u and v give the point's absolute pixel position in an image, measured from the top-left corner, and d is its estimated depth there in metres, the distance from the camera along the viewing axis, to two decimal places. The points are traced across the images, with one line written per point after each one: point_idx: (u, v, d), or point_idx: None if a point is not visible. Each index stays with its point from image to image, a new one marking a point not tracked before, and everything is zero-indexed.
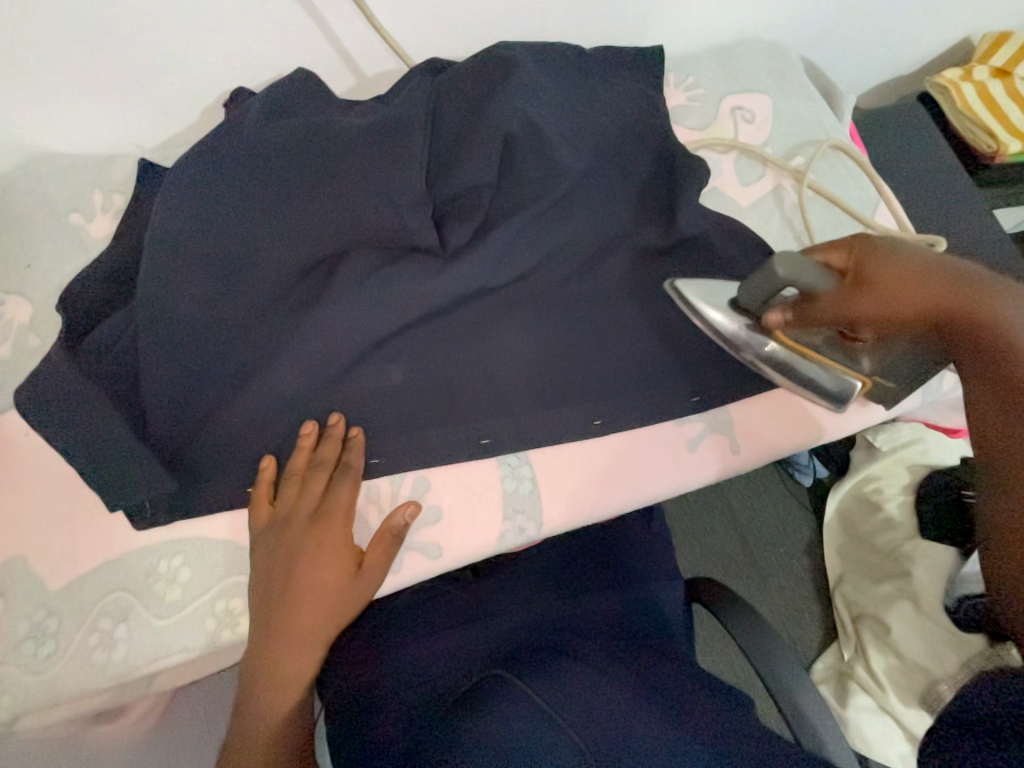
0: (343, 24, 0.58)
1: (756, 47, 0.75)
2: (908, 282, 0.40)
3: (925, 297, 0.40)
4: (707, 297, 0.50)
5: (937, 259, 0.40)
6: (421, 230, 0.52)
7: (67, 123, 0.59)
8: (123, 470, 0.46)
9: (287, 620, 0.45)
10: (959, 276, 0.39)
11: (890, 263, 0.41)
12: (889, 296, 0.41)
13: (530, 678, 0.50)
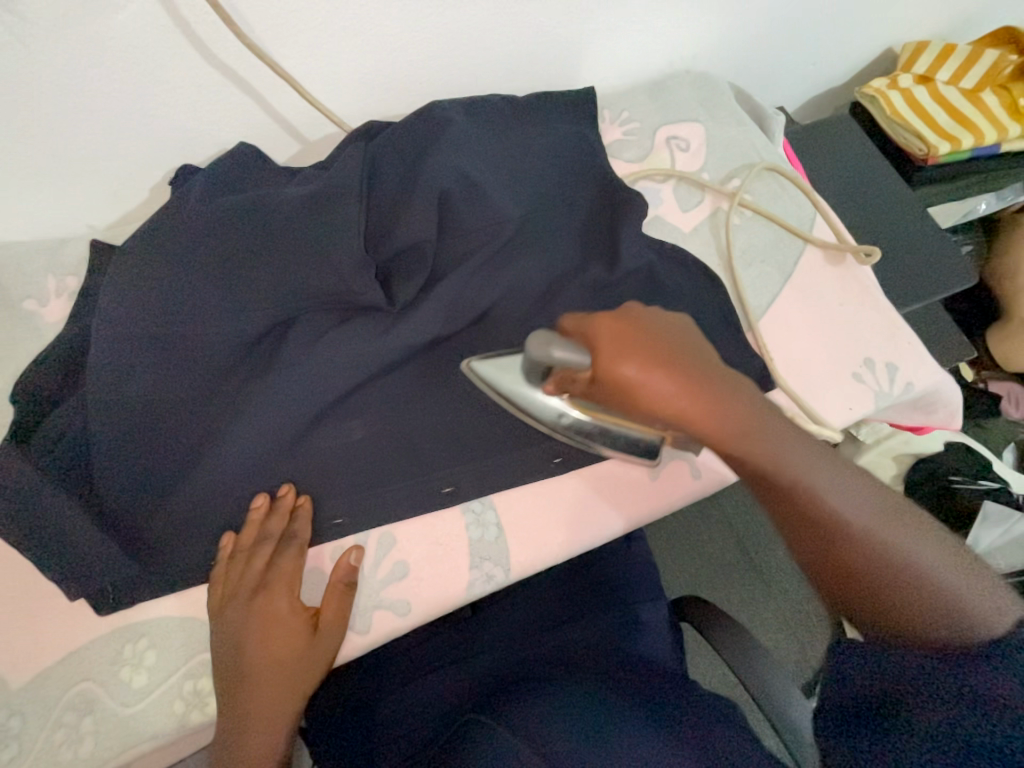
0: (281, 97, 0.61)
1: (685, 78, 0.78)
2: (648, 387, 0.40)
3: (669, 405, 0.40)
4: (503, 372, 0.50)
5: (666, 363, 0.40)
6: (366, 290, 0.53)
7: (16, 214, 0.61)
8: (83, 558, 0.46)
9: (252, 701, 0.45)
10: (687, 377, 0.40)
11: (623, 360, 0.40)
12: (635, 399, 0.41)
13: (514, 716, 0.50)
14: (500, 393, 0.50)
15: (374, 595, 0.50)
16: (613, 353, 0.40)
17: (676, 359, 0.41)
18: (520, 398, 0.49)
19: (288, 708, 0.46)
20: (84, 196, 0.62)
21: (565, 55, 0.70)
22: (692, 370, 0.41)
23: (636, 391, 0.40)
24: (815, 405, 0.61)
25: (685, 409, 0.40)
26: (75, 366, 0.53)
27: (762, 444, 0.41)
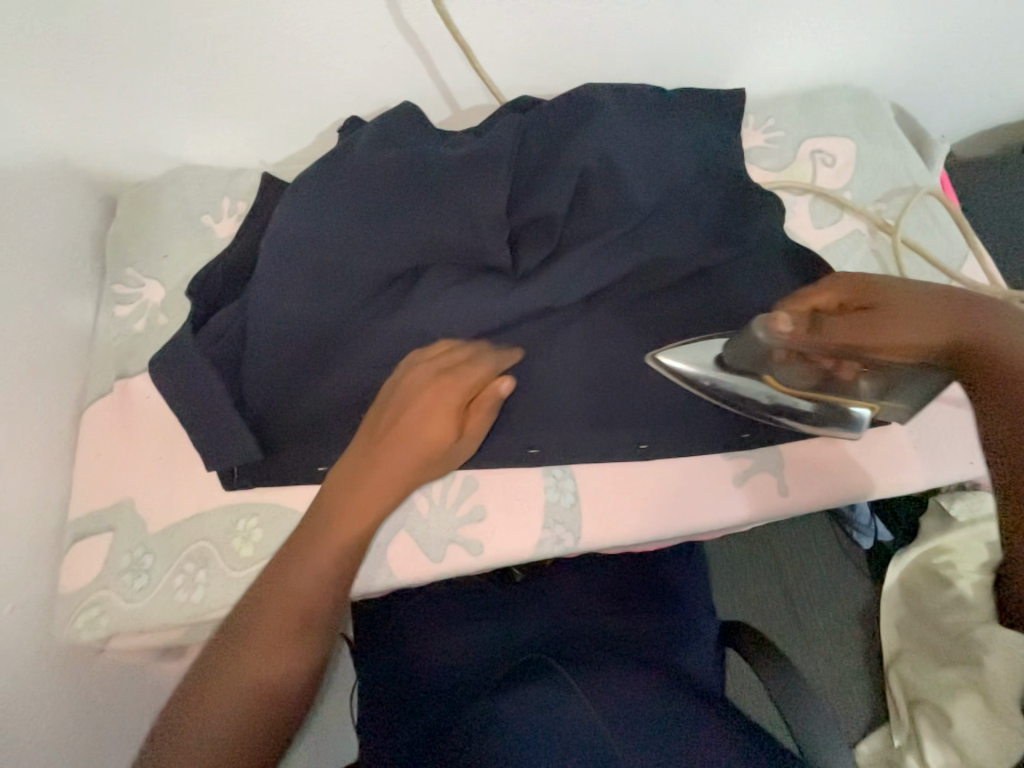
0: (448, 65, 0.65)
1: (843, 93, 0.74)
2: (917, 312, 0.46)
3: (929, 323, 0.46)
4: (693, 361, 0.56)
5: (934, 292, 0.47)
6: (496, 251, 0.56)
7: (210, 139, 0.70)
8: (222, 436, 0.54)
9: (385, 459, 0.48)
10: (955, 309, 0.46)
11: (891, 295, 0.47)
12: (897, 326, 0.46)
13: (546, 678, 0.55)
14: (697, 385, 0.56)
15: (452, 529, 0.54)
16: (876, 295, 0.48)
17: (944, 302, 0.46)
18: (719, 386, 0.55)
19: (371, 520, 0.48)
20: (266, 133, 0.71)
21: (722, 53, 0.70)
22: (983, 304, 0.46)
23: (906, 323, 0.46)
24: (929, 450, 0.57)
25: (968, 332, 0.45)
26: (241, 276, 0.61)
27: None
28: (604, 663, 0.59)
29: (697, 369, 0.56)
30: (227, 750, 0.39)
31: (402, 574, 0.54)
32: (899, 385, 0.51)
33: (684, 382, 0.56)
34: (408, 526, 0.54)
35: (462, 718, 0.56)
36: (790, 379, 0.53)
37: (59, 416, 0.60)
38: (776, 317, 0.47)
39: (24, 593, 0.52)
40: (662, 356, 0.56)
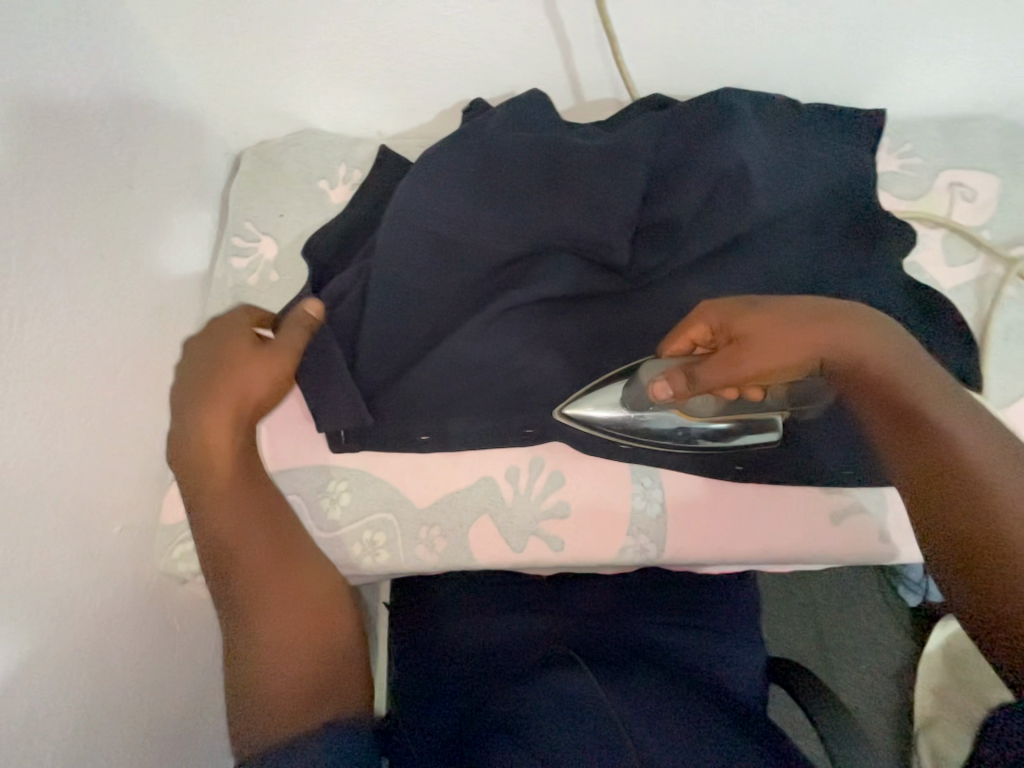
0: (583, 55, 0.65)
1: (993, 125, 0.69)
2: (776, 333, 0.44)
3: (797, 346, 0.44)
4: (596, 404, 0.52)
5: (795, 304, 0.45)
6: (617, 246, 0.55)
7: (336, 105, 0.72)
8: (329, 398, 0.53)
9: (209, 391, 0.48)
10: (816, 315, 0.45)
11: (756, 315, 0.44)
12: (768, 350, 0.44)
13: (594, 677, 0.58)
14: (606, 431, 0.52)
15: (533, 522, 0.54)
16: (745, 315, 0.45)
17: (807, 311, 0.45)
18: (625, 423, 0.52)
19: (260, 519, 0.47)
20: (389, 104, 0.72)
21: (869, 68, 0.66)
22: (845, 310, 0.45)
23: (761, 338, 0.44)
24: None
25: (831, 333, 0.44)
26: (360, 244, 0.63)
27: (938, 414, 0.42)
28: (646, 673, 0.60)
29: (609, 415, 0.52)
30: (292, 703, 0.40)
31: (479, 558, 0.54)
32: (802, 394, 0.50)
33: (592, 427, 0.53)
34: (492, 511, 0.54)
35: (497, 699, 0.57)
36: (701, 410, 0.50)
37: (173, 354, 0.63)
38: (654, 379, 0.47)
39: (131, 515, 0.55)
40: (568, 409, 0.53)
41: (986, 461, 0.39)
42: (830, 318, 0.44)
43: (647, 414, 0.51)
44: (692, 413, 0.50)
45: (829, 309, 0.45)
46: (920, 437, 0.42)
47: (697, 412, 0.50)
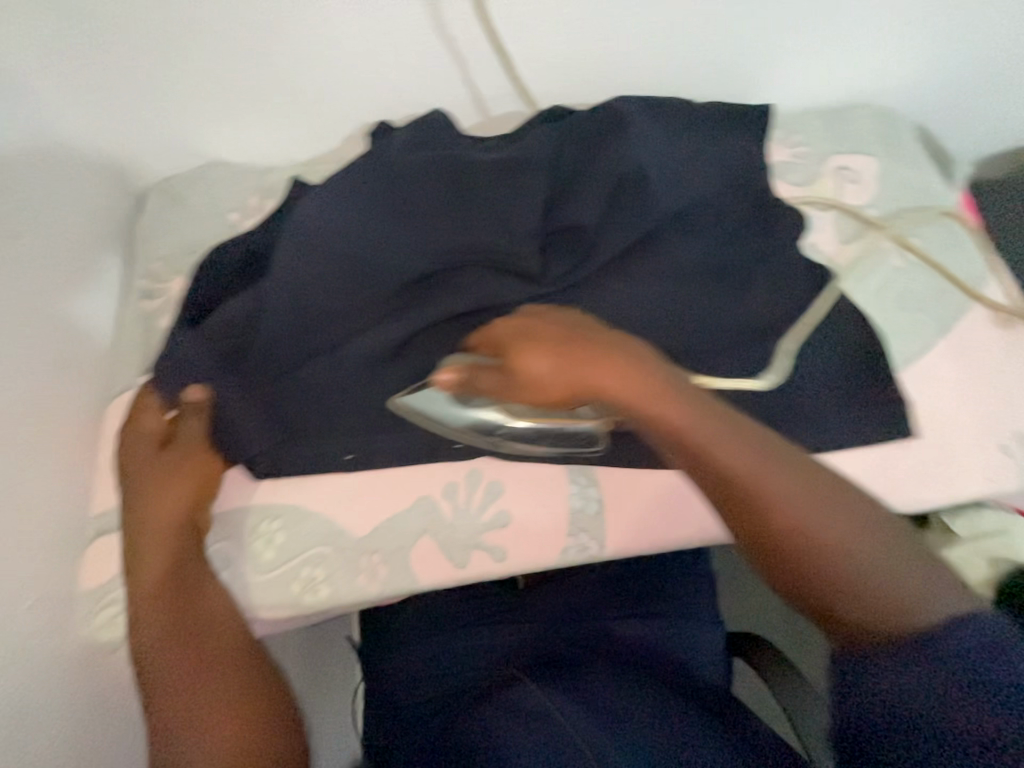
0: (481, 71, 0.66)
1: (868, 111, 0.75)
2: (543, 369, 0.47)
3: (562, 381, 0.47)
4: (428, 402, 0.52)
5: (552, 340, 0.48)
6: (528, 257, 0.56)
7: (238, 135, 0.71)
8: (237, 428, 0.54)
9: (138, 514, 0.51)
10: (572, 349, 0.47)
11: (521, 352, 0.48)
12: (537, 385, 0.47)
13: (557, 690, 0.56)
14: (436, 423, 0.53)
15: (475, 535, 0.54)
16: (514, 353, 0.48)
17: (567, 347, 0.47)
18: (456, 419, 0.52)
19: (175, 634, 0.46)
20: (294, 131, 0.71)
21: (750, 67, 0.70)
22: (597, 337, 0.48)
23: (532, 379, 0.47)
24: (941, 465, 0.58)
25: (601, 365, 0.47)
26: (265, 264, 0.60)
27: (701, 432, 0.46)
28: (610, 673, 0.59)
29: (437, 407, 0.52)
30: None
31: (423, 578, 0.53)
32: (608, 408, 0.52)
33: (426, 423, 0.53)
34: (432, 530, 0.54)
35: (463, 726, 0.55)
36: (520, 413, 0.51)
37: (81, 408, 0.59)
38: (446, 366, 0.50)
39: (46, 586, 0.52)
40: (400, 401, 0.53)
41: (749, 472, 0.45)
42: (585, 356, 0.47)
43: (472, 408, 0.51)
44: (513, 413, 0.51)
45: (592, 338, 0.48)
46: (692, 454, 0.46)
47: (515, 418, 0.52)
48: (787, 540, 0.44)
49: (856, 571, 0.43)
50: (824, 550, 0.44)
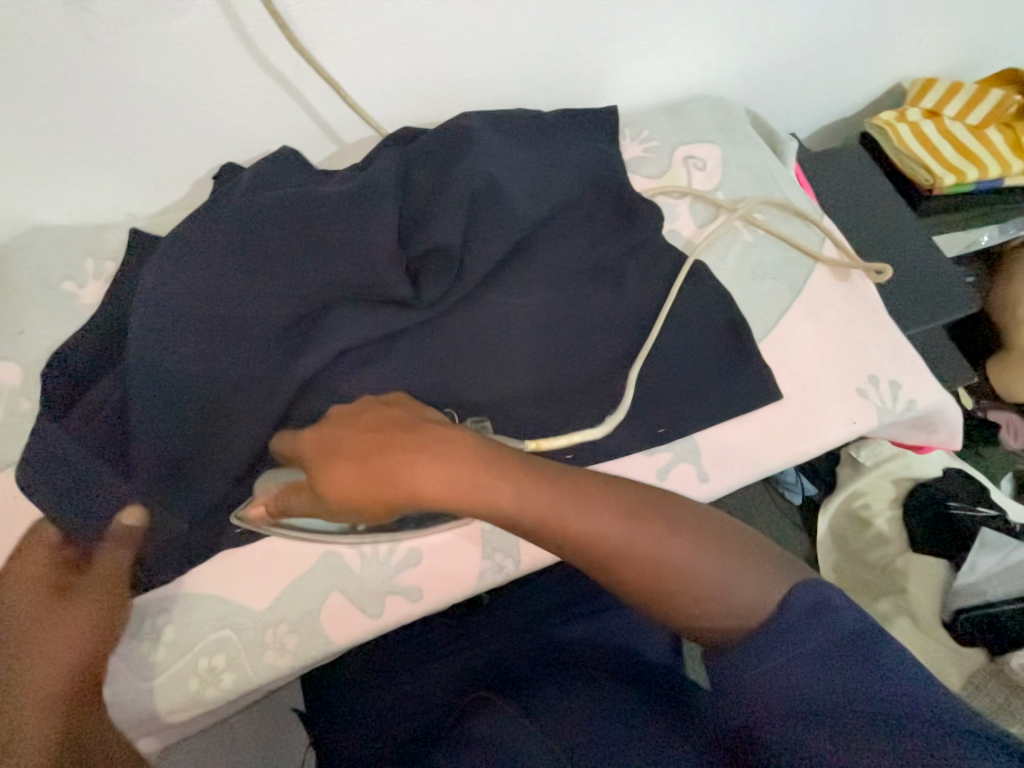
0: (322, 101, 0.65)
1: (703, 102, 0.81)
2: (346, 481, 0.46)
3: (370, 489, 0.46)
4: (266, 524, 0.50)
5: (328, 448, 0.46)
6: (397, 286, 0.55)
7: (61, 195, 0.64)
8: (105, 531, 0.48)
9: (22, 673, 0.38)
10: (361, 455, 0.46)
11: (316, 469, 0.46)
12: (348, 496, 0.46)
13: (507, 704, 0.52)
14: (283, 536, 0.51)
15: (388, 580, 0.52)
16: (317, 472, 0.46)
17: (353, 451, 0.46)
18: (307, 533, 0.50)
19: None
20: (129, 184, 0.65)
21: (589, 73, 0.74)
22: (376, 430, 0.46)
23: (337, 493, 0.46)
24: (815, 416, 0.63)
25: (400, 468, 0.45)
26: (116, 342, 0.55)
27: (522, 504, 0.44)
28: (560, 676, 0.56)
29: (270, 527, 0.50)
30: None
31: (339, 638, 0.50)
32: None
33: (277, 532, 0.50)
34: (341, 585, 0.51)
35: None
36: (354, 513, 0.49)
37: None
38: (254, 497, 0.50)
39: None
40: (238, 517, 0.50)
41: (585, 535, 0.43)
42: (372, 456, 0.45)
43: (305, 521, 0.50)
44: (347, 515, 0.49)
45: (386, 437, 0.46)
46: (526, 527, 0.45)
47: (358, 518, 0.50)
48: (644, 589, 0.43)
49: (706, 592, 0.42)
50: (679, 586, 0.42)
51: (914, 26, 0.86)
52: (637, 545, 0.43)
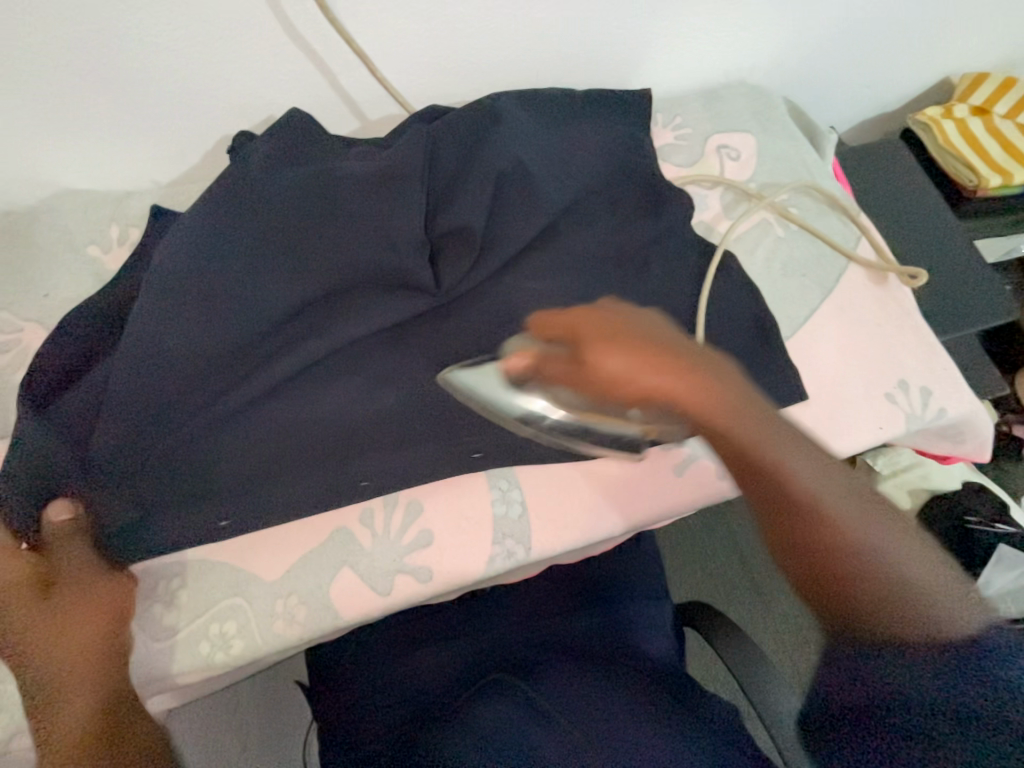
0: (350, 74, 0.64)
1: (740, 89, 0.78)
2: (620, 368, 0.37)
3: (637, 379, 0.37)
4: (472, 383, 0.47)
5: (623, 335, 0.38)
6: (416, 270, 0.55)
7: (87, 161, 0.64)
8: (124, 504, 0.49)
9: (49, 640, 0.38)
10: (653, 351, 0.37)
11: (599, 340, 0.37)
12: (610, 382, 0.38)
13: (492, 699, 0.55)
14: (478, 400, 0.46)
15: (398, 559, 0.52)
16: (591, 344, 0.37)
17: (618, 343, 0.37)
18: (513, 408, 0.43)
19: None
20: (154, 151, 0.65)
21: (623, 54, 0.72)
22: (652, 342, 0.37)
23: (609, 375, 0.37)
24: (839, 419, 0.61)
25: (662, 375, 0.37)
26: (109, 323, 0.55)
27: (769, 442, 0.36)
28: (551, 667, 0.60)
29: (473, 390, 0.46)
30: None
31: (347, 613, 0.51)
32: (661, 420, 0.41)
33: (469, 406, 0.48)
34: (351, 561, 0.51)
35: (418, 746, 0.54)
36: (569, 407, 0.41)
37: None
38: (513, 352, 0.41)
39: None
40: (451, 376, 0.49)
41: (817, 487, 0.36)
42: (651, 358, 0.37)
43: (524, 395, 0.42)
44: (568, 407, 0.41)
45: (667, 351, 0.37)
46: (743, 460, 0.37)
47: (570, 413, 0.41)
48: (840, 560, 0.37)
49: (904, 594, 0.36)
50: (880, 575, 0.36)
51: (968, 17, 0.82)
52: (862, 520, 0.37)
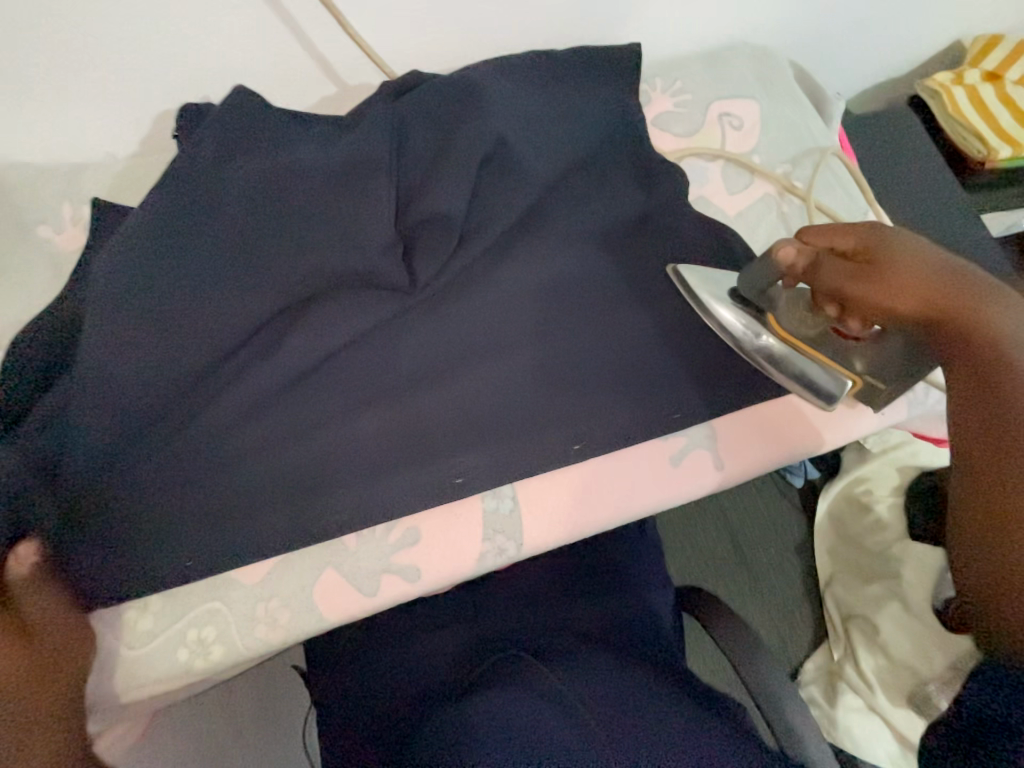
0: (321, 33, 0.58)
1: (743, 51, 0.73)
2: (918, 284, 0.42)
3: (923, 293, 0.42)
4: (705, 286, 0.56)
5: (935, 259, 0.42)
6: (387, 272, 0.51)
7: (30, 130, 0.58)
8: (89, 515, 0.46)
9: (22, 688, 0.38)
10: (952, 276, 0.42)
11: (904, 256, 0.42)
12: (897, 285, 0.42)
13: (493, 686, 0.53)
14: (694, 298, 0.56)
15: (384, 559, 0.49)
16: (883, 254, 0.43)
17: (934, 275, 0.42)
18: (730, 325, 0.54)
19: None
20: (110, 120, 0.60)
21: (619, 12, 0.66)
22: (987, 290, 0.41)
23: (893, 284, 0.42)
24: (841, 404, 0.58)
25: (922, 289, 0.42)
26: (48, 355, 0.50)
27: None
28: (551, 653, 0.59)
29: (713, 302, 0.55)
30: None
31: (331, 615, 0.49)
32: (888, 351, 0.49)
33: (705, 314, 0.56)
34: (336, 562, 0.49)
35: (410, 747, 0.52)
36: (809, 331, 0.51)
37: None
38: (784, 244, 0.48)
39: None
40: (683, 272, 0.57)
41: None
42: (981, 295, 0.41)
43: (718, 303, 0.55)
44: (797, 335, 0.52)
45: (975, 292, 0.41)
46: (986, 380, 0.39)
47: (783, 336, 0.53)
48: None
49: None
50: None
51: None
52: None
